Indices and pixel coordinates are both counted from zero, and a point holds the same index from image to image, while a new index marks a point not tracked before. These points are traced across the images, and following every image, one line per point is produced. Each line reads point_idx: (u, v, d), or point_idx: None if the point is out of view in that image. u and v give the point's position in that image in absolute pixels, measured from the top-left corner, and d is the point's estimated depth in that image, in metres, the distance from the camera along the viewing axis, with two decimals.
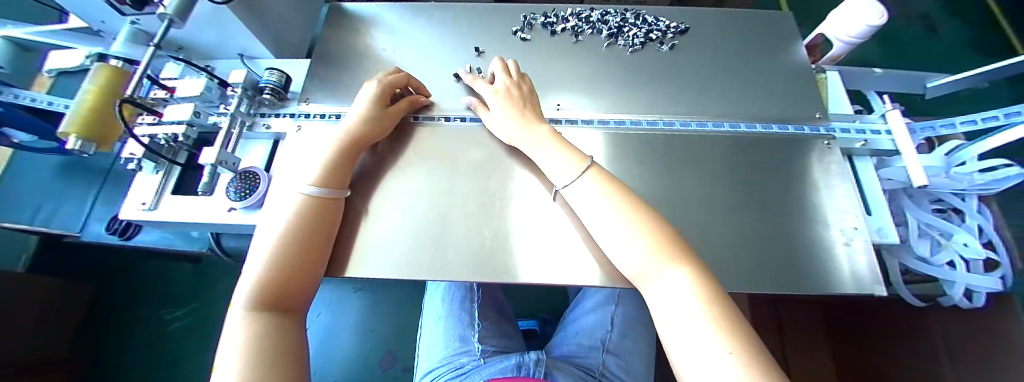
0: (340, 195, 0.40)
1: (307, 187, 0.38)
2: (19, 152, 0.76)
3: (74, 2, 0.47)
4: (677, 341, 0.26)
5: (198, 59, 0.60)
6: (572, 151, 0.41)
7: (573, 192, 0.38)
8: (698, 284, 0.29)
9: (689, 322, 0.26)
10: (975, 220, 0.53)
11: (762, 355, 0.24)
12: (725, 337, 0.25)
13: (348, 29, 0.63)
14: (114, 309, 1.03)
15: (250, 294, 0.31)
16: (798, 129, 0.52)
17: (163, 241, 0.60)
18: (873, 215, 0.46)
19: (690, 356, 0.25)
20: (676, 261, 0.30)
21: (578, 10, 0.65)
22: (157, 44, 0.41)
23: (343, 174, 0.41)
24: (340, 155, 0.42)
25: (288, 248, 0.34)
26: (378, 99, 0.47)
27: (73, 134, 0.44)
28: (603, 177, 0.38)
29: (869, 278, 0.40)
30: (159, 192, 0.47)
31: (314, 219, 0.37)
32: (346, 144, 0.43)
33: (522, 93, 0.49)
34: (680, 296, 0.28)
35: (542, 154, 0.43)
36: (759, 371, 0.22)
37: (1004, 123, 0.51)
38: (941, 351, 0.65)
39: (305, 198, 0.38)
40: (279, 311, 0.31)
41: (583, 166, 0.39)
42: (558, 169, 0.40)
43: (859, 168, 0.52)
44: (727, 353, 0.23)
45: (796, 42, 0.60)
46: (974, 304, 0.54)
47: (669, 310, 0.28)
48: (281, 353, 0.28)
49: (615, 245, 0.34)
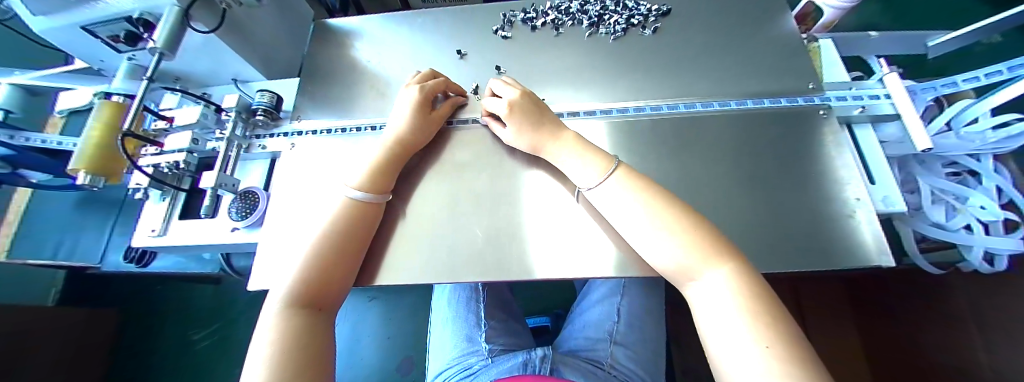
0: (381, 200, 0.42)
1: (352, 191, 0.40)
2: (39, 194, 0.80)
3: (72, 45, 0.49)
4: (715, 336, 0.27)
5: (193, 88, 0.62)
6: (596, 153, 0.41)
7: (599, 193, 0.38)
8: (738, 281, 0.28)
9: (724, 315, 0.27)
10: (992, 180, 0.50)
11: (806, 352, 0.24)
12: (761, 331, 0.25)
13: (333, 44, 0.64)
14: (140, 335, 1.07)
15: (289, 291, 0.32)
16: (793, 102, 0.51)
17: (176, 265, 0.62)
18: (877, 184, 0.44)
19: (729, 354, 0.25)
20: (717, 258, 0.30)
21: (556, 2, 0.64)
22: (151, 78, 0.42)
23: (385, 179, 0.43)
24: (384, 162, 0.43)
25: (329, 243, 0.36)
26: (418, 106, 0.48)
27: (82, 170, 0.46)
28: (632, 176, 0.38)
29: (878, 244, 0.39)
30: (167, 219, 0.49)
31: (351, 221, 0.38)
32: (395, 150, 0.45)
33: (532, 101, 0.47)
34: (718, 295, 0.28)
35: (564, 159, 0.43)
36: (800, 369, 0.22)
37: (1009, 76, 0.50)
38: (971, 326, 0.58)
39: (350, 201, 0.39)
40: (313, 308, 0.32)
41: (608, 168, 0.39)
42: (581, 173, 0.40)
43: (859, 136, 0.50)
44: (762, 347, 0.24)
45: (785, 13, 0.58)
46: (996, 269, 0.51)
47: (709, 309, 0.28)
48: (311, 348, 0.29)
49: (648, 245, 0.33)
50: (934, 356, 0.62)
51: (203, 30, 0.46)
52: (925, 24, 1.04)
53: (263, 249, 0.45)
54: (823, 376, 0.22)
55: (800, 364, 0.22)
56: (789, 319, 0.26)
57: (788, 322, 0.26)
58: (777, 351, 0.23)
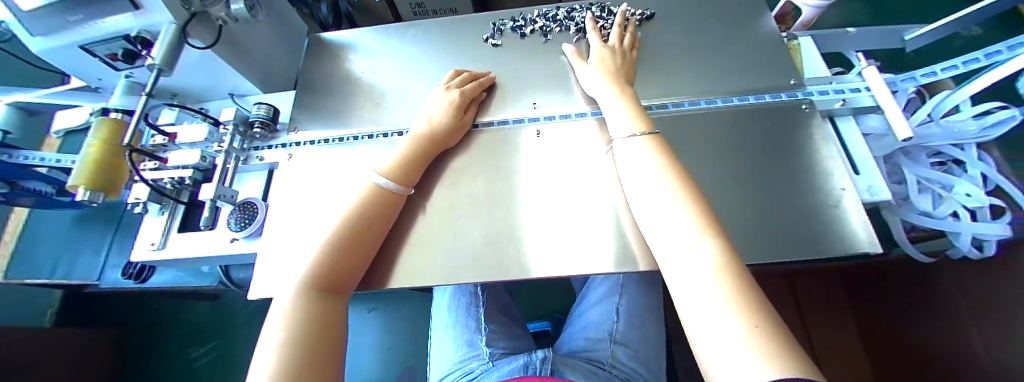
0: (405, 192, 0.43)
1: (378, 177, 0.42)
2: (36, 213, 0.80)
3: (71, 64, 0.50)
4: (695, 318, 0.25)
5: (191, 103, 0.63)
6: (639, 116, 0.43)
7: (626, 143, 0.41)
8: (723, 259, 0.28)
9: (700, 292, 0.26)
10: (977, 168, 0.50)
11: (784, 335, 0.22)
12: (741, 310, 0.24)
13: (328, 57, 0.65)
14: (138, 355, 1.06)
15: (302, 282, 0.32)
16: (774, 97, 0.52)
17: (175, 280, 0.62)
18: (862, 173, 0.45)
19: (707, 337, 0.24)
20: (705, 233, 0.29)
21: (544, 10, 0.66)
22: (149, 94, 0.43)
23: (411, 172, 0.45)
24: (412, 150, 0.46)
25: (338, 240, 0.36)
26: (453, 105, 0.51)
27: (81, 187, 0.46)
28: (655, 144, 0.39)
29: (863, 231, 0.40)
30: (166, 232, 0.50)
31: (369, 216, 0.39)
32: (421, 140, 0.47)
33: (618, 63, 0.52)
34: (698, 270, 0.28)
35: (615, 106, 0.46)
36: (778, 346, 0.21)
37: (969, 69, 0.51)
38: (962, 305, 0.57)
39: (374, 186, 0.41)
40: (326, 297, 0.33)
41: (646, 129, 0.41)
42: (619, 124, 0.43)
43: (842, 128, 0.51)
44: (749, 326, 0.23)
45: (766, 13, 0.60)
46: (984, 254, 0.52)
47: (686, 286, 0.28)
48: (318, 341, 0.28)
49: (661, 228, 0.33)
50: (928, 349, 0.61)
51: (200, 45, 0.48)
52: (917, 8, 1.00)
53: (263, 259, 0.45)
54: (804, 358, 0.21)
55: (784, 345, 0.21)
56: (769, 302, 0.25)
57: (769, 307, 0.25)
58: (762, 330, 0.22)
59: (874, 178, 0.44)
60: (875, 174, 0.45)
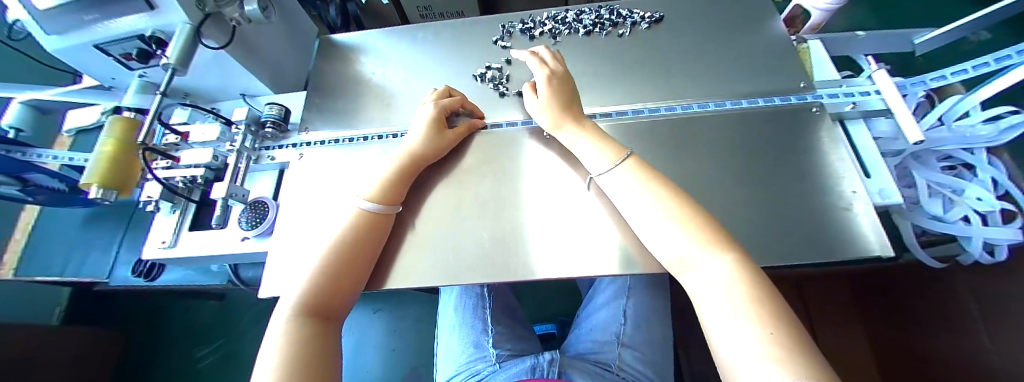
0: (389, 211, 0.42)
1: (365, 202, 0.41)
2: (48, 211, 0.81)
3: (87, 64, 0.51)
4: (717, 324, 0.26)
5: (203, 103, 0.64)
6: (607, 142, 0.43)
7: (608, 178, 0.40)
8: (739, 271, 0.28)
9: (721, 302, 0.27)
10: (987, 172, 0.50)
11: (804, 343, 0.23)
12: (760, 318, 0.24)
13: (338, 58, 0.66)
14: (143, 353, 1.07)
15: (299, 299, 0.32)
16: (784, 100, 0.52)
17: (184, 278, 0.63)
18: (872, 177, 0.45)
19: (730, 343, 0.24)
20: (717, 248, 0.30)
21: (553, 13, 0.67)
22: (164, 92, 0.44)
23: (397, 189, 0.44)
24: (397, 173, 0.45)
25: (341, 250, 0.36)
26: (434, 123, 0.49)
27: (94, 185, 0.46)
28: (640, 165, 0.39)
29: (873, 234, 0.40)
30: (177, 231, 0.50)
31: (364, 232, 0.39)
32: (405, 163, 0.45)
33: (567, 92, 0.49)
34: (715, 282, 0.28)
35: (579, 143, 0.45)
36: (799, 354, 0.22)
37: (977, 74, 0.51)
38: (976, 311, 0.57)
39: (361, 211, 0.40)
40: (321, 312, 0.32)
41: (619, 157, 0.40)
42: (592, 158, 0.42)
43: (853, 131, 0.51)
44: (765, 333, 0.23)
45: (775, 16, 0.60)
46: (996, 260, 0.51)
47: (707, 294, 0.28)
48: (311, 354, 0.28)
49: (657, 238, 0.33)
50: (933, 351, 0.61)
51: (214, 46, 0.48)
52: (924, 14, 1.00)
53: (274, 257, 0.45)
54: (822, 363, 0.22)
55: (801, 351, 0.22)
56: (789, 309, 0.26)
57: (787, 314, 0.25)
58: (777, 337, 0.23)
59: (886, 182, 0.44)
60: (887, 179, 0.44)
